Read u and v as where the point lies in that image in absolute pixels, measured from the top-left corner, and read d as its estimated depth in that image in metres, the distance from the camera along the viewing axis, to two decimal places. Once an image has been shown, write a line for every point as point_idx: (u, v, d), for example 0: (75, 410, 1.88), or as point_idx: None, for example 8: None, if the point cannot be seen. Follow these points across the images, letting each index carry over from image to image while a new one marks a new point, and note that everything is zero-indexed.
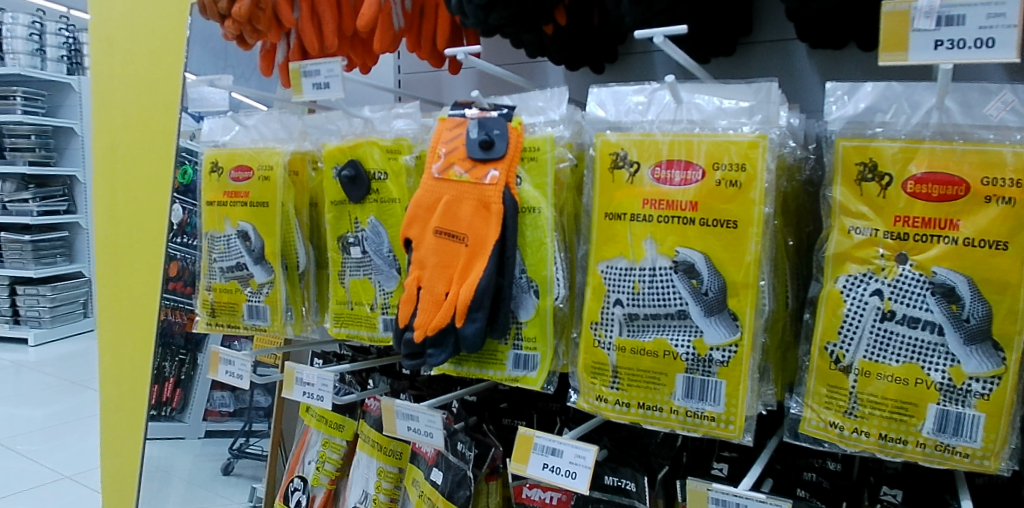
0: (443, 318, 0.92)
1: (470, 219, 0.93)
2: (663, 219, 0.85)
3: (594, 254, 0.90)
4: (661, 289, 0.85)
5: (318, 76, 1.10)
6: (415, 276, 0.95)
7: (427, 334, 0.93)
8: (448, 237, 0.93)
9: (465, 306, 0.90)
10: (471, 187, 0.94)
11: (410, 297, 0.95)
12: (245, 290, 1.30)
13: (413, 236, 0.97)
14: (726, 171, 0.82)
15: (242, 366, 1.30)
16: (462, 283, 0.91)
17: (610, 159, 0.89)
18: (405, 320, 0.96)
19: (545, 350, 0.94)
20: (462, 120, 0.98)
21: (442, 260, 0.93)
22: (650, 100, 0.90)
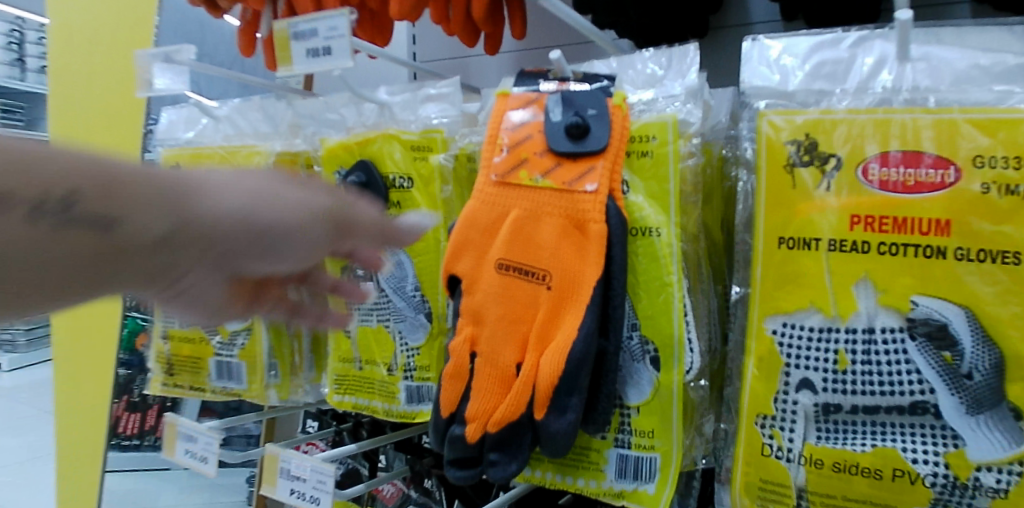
0: (512, 405, 0.58)
1: (554, 248, 0.59)
2: (886, 247, 0.51)
3: (755, 305, 0.56)
4: (883, 366, 0.51)
5: (312, 39, 0.77)
6: (466, 336, 0.61)
7: (487, 430, 0.59)
8: (520, 277, 0.60)
9: (548, 388, 0.56)
10: (554, 197, 0.60)
11: (459, 370, 0.62)
12: (213, 341, 0.96)
13: (462, 274, 0.63)
14: (1000, 168, 0.49)
15: (206, 447, 0.96)
16: (543, 351, 0.57)
17: (785, 151, 0.54)
18: (452, 405, 0.62)
19: (669, 452, 0.60)
20: (535, 96, 0.64)
21: (509, 314, 0.59)
22: (855, 57, 0.55)
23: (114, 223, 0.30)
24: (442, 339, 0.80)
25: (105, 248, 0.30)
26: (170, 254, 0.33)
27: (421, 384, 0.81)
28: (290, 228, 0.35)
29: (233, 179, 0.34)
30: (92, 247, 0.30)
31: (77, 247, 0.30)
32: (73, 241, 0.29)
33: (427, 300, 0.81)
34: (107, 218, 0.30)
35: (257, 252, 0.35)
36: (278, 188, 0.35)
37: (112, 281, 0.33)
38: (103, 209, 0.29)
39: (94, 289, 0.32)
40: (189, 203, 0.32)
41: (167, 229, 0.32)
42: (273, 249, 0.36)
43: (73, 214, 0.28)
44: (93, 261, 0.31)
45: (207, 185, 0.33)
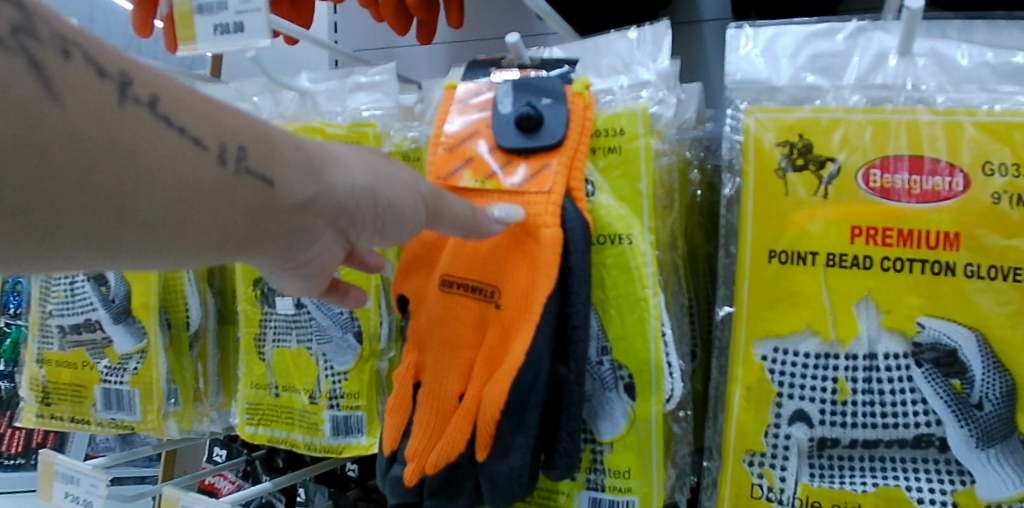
0: (450, 445, 0.49)
1: (502, 260, 0.52)
2: (890, 263, 0.46)
3: (742, 327, 0.49)
4: (886, 396, 0.46)
5: (221, 13, 0.65)
6: (411, 362, 0.54)
7: (425, 473, 0.50)
8: (464, 294, 0.52)
9: (488, 424, 0.48)
10: (503, 201, 0.52)
11: (403, 401, 0.54)
12: (99, 366, 0.79)
13: (410, 292, 0.56)
14: (1010, 176, 0.44)
15: (90, 489, 0.80)
16: (488, 380, 0.49)
17: (775, 153, 0.48)
18: (393, 442, 0.53)
19: (647, 493, 0.52)
20: (482, 87, 0.57)
21: (452, 337, 0.52)
22: (852, 47, 0.49)
23: (273, 178, 0.36)
24: (374, 362, 0.71)
25: (263, 197, 0.36)
26: (307, 218, 0.39)
27: (350, 413, 0.70)
28: (400, 203, 0.43)
29: (354, 162, 0.41)
30: (251, 198, 0.35)
31: (234, 194, 0.34)
32: (232, 187, 0.34)
33: (355, 317, 0.71)
34: (269, 177, 0.36)
35: (376, 229, 0.43)
36: (392, 172, 0.43)
37: (254, 246, 0.38)
38: (264, 165, 0.35)
39: (232, 245, 0.36)
40: (326, 171, 0.39)
41: (310, 193, 0.38)
42: (393, 225, 0.43)
43: (244, 166, 0.34)
44: (264, 230, 0.37)
45: (340, 161, 0.40)
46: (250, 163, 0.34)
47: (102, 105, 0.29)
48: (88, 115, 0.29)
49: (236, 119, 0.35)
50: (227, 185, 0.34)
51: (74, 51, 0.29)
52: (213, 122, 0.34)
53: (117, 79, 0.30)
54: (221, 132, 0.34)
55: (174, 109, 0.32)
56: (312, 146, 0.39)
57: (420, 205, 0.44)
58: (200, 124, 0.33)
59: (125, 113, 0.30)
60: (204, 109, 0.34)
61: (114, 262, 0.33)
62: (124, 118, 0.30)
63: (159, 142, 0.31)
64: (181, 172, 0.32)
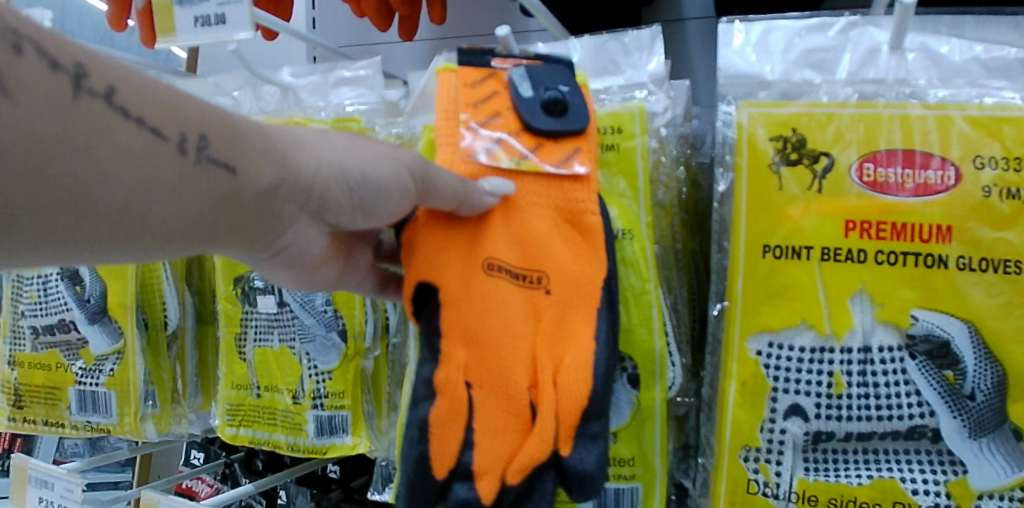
0: (541, 446, 0.45)
1: (552, 242, 0.49)
2: (884, 257, 0.46)
3: (736, 322, 0.49)
4: (881, 389, 0.46)
5: (202, 5, 0.63)
6: (457, 363, 0.46)
7: (505, 482, 0.45)
8: (511, 282, 0.48)
9: (575, 412, 0.45)
10: (545, 184, 0.50)
11: (452, 411, 0.46)
12: (73, 367, 0.76)
13: (437, 281, 0.48)
14: (998, 170, 0.45)
15: (65, 493, 0.77)
16: (560, 370, 0.46)
17: (768, 149, 0.48)
18: (450, 459, 0.45)
19: (652, 480, 0.52)
20: (490, 68, 0.51)
21: (514, 328, 0.47)
22: (844, 41, 0.50)
23: (236, 165, 0.36)
24: (360, 361, 0.70)
25: (227, 186, 0.36)
26: (280, 203, 0.39)
27: (334, 413, 0.69)
28: (377, 178, 0.42)
29: (324, 142, 0.40)
30: (216, 187, 0.35)
31: (195, 187, 0.34)
32: (194, 178, 0.34)
33: (340, 315, 0.69)
34: (231, 165, 0.35)
35: (355, 207, 0.42)
36: (366, 148, 0.42)
37: (215, 236, 0.38)
38: (226, 153, 0.35)
39: (193, 240, 0.36)
40: (294, 153, 0.39)
41: (278, 177, 0.38)
42: (372, 201, 0.43)
43: (206, 156, 0.34)
44: (233, 217, 0.37)
45: (307, 143, 0.40)
46: (211, 152, 0.34)
47: (55, 100, 0.29)
48: (41, 110, 0.29)
49: (193, 107, 0.35)
50: (188, 174, 0.34)
51: (24, 45, 0.29)
52: (170, 110, 0.34)
53: (71, 71, 0.30)
54: (178, 120, 0.34)
55: (129, 99, 0.32)
56: (277, 130, 0.39)
57: (406, 179, 0.43)
58: (158, 115, 0.33)
59: (79, 108, 0.30)
60: (159, 99, 0.34)
61: (84, 259, 0.34)
62: (77, 112, 0.30)
63: (115, 133, 0.31)
64: (140, 163, 0.32)
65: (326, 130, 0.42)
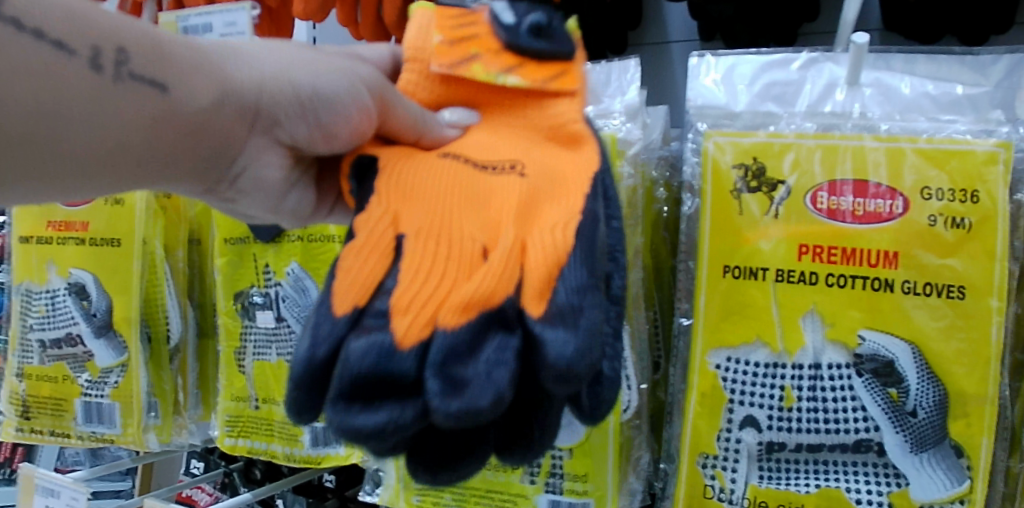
0: (490, 280, 0.31)
1: (529, 146, 0.40)
2: (835, 280, 0.49)
3: (698, 338, 0.52)
4: (830, 402, 0.49)
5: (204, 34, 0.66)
6: (383, 201, 0.35)
7: (436, 330, 0.30)
8: (471, 163, 0.38)
9: (547, 262, 0.32)
10: (525, 103, 0.43)
11: (374, 244, 0.33)
12: (79, 378, 0.79)
13: (379, 154, 0.40)
14: (944, 201, 0.48)
15: (70, 499, 0.80)
16: (531, 228, 0.34)
17: (731, 175, 0.51)
18: (363, 292, 0.32)
19: (604, 497, 0.55)
20: None
21: (469, 186, 0.36)
22: (804, 75, 0.54)
23: (165, 82, 0.31)
24: None
25: (160, 106, 0.32)
26: (226, 123, 0.35)
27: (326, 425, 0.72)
28: (331, 88, 0.37)
29: (266, 51, 0.36)
30: (140, 108, 0.31)
31: (114, 104, 0.31)
32: (111, 95, 0.30)
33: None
34: (155, 80, 0.31)
35: (314, 126, 0.38)
36: (321, 58, 0.38)
37: (143, 169, 0.34)
38: (150, 67, 0.31)
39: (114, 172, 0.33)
40: (235, 62, 0.34)
41: (215, 89, 0.34)
42: (335, 120, 0.38)
43: (127, 72, 0.30)
44: (170, 142, 0.33)
45: (243, 52, 0.35)
46: (132, 67, 0.30)
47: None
48: None
49: (109, 21, 0.31)
50: (107, 96, 0.30)
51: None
52: (76, 23, 0.30)
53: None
54: (87, 33, 0.30)
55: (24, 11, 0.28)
56: (212, 42, 0.35)
57: (364, 92, 0.38)
58: (65, 24, 0.29)
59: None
60: (61, 9, 0.30)
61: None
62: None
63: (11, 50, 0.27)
64: (51, 87, 0.29)
65: (271, 40, 0.37)
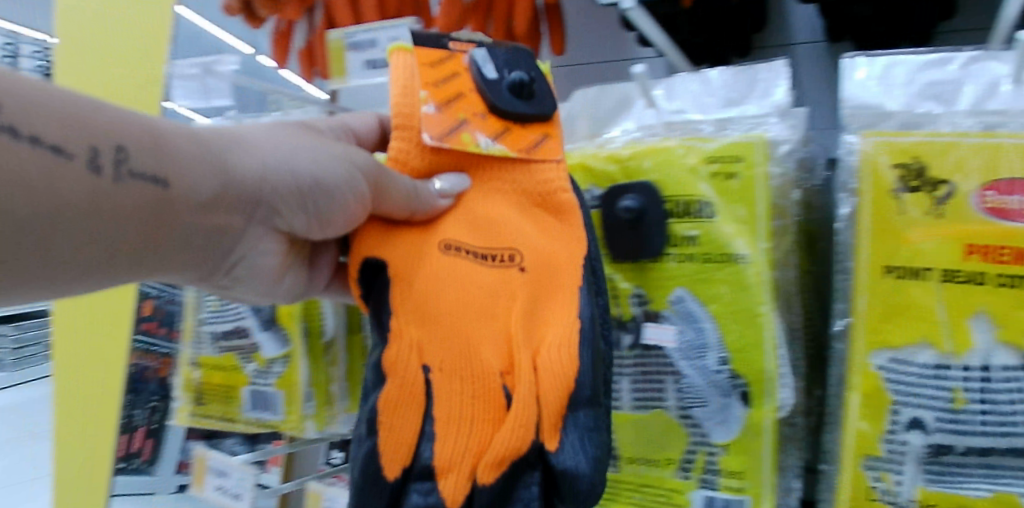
0: (517, 435, 0.48)
1: (518, 225, 0.57)
2: (1005, 280, 0.49)
3: (858, 339, 0.53)
4: (1002, 405, 0.48)
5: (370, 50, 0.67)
6: (410, 341, 0.51)
7: (477, 482, 0.47)
8: (478, 263, 0.55)
9: (555, 390, 0.49)
10: (508, 168, 0.59)
11: (405, 398, 0.50)
12: (248, 368, 0.88)
13: (388, 259, 0.55)
14: None
15: (241, 482, 0.92)
16: (533, 357, 0.51)
17: (889, 176, 0.52)
18: (407, 453, 0.49)
19: (761, 493, 0.56)
20: (458, 54, 0.60)
21: (475, 305, 0.53)
22: (965, 74, 0.53)
23: (163, 178, 0.42)
24: None
25: (158, 197, 0.43)
26: (213, 213, 0.47)
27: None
28: (327, 179, 0.51)
29: (262, 148, 0.48)
30: (148, 197, 0.42)
31: (117, 198, 0.41)
32: (114, 191, 0.41)
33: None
34: (157, 175, 0.42)
35: (299, 204, 0.51)
36: (311, 149, 0.51)
37: (161, 248, 0.45)
38: (146, 165, 0.41)
39: (139, 254, 0.44)
40: (233, 159, 0.46)
41: (216, 185, 0.46)
42: (322, 203, 0.52)
43: (124, 168, 0.41)
44: (178, 226, 0.45)
45: (248, 149, 0.47)
46: (130, 165, 0.41)
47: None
48: None
49: (104, 120, 0.41)
50: (105, 189, 0.40)
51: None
52: (77, 129, 0.39)
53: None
54: (87, 136, 0.40)
55: (33, 127, 0.37)
56: (213, 135, 0.46)
57: (358, 179, 0.52)
58: (63, 133, 0.39)
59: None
60: (63, 116, 0.39)
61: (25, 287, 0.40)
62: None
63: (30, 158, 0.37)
64: (54, 182, 0.38)
65: (266, 129, 0.50)
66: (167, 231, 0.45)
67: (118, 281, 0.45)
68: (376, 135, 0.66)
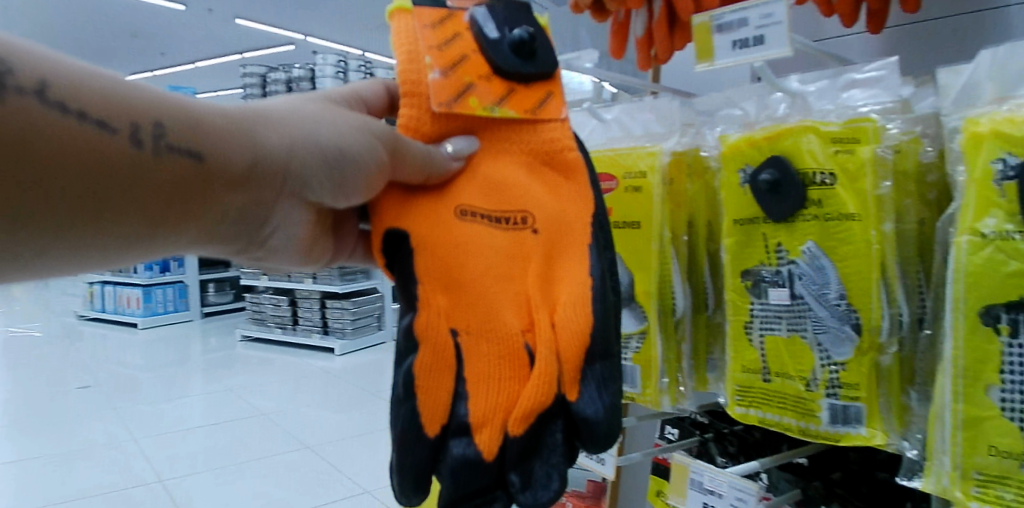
0: (542, 390, 0.49)
1: (527, 188, 0.57)
2: None
3: None
4: None
5: (739, 29, 0.57)
6: (439, 308, 0.51)
7: (508, 434, 0.49)
8: (492, 223, 0.55)
9: (576, 349, 0.51)
10: (512, 130, 0.59)
11: (440, 362, 0.50)
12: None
13: (412, 229, 0.53)
14: None
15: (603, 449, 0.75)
16: (551, 314, 0.53)
17: None
18: (442, 414, 0.49)
19: None
20: (458, 15, 0.58)
21: (495, 269, 0.53)
22: None
23: (199, 152, 0.42)
24: (876, 356, 0.57)
25: (196, 171, 0.42)
26: (244, 187, 0.45)
27: (848, 403, 0.57)
28: (353, 150, 0.48)
29: (285, 121, 0.47)
30: (180, 172, 0.42)
31: (153, 170, 0.41)
32: (152, 164, 0.41)
33: (854, 309, 0.57)
34: (192, 150, 0.42)
35: (329, 178, 0.49)
36: (338, 122, 0.49)
37: (187, 219, 0.44)
38: (184, 139, 0.42)
39: (174, 224, 0.43)
40: (259, 132, 0.45)
41: (248, 157, 0.45)
42: (350, 176, 0.49)
43: (162, 143, 0.41)
44: (209, 197, 0.44)
45: (270, 122, 0.46)
46: (168, 140, 0.41)
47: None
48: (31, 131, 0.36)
49: (141, 100, 0.41)
50: (144, 162, 0.40)
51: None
52: (116, 106, 0.40)
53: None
54: (129, 113, 0.40)
55: (65, 93, 0.37)
56: (241, 111, 0.46)
57: (381, 146, 0.50)
58: (105, 109, 0.39)
59: (11, 109, 0.35)
60: (100, 96, 0.39)
61: (66, 256, 0.40)
62: (11, 114, 0.35)
63: (52, 130, 0.36)
64: (93, 155, 0.38)
65: (290, 103, 0.48)
66: (197, 208, 0.44)
67: (123, 261, 0.43)
68: (383, 102, 0.60)
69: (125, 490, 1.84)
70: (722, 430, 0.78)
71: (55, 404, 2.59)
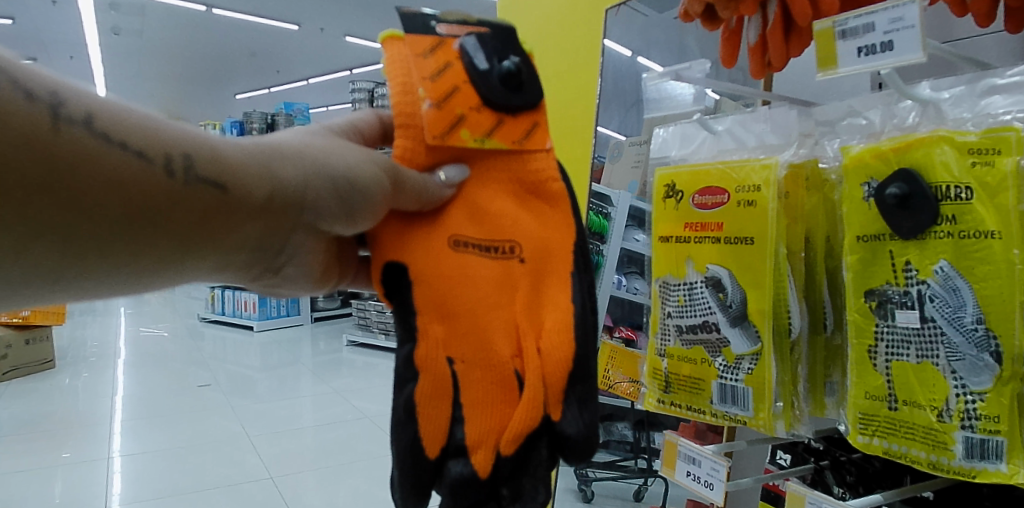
0: (529, 415, 0.53)
1: (515, 216, 0.59)
2: None
3: None
4: None
5: (865, 34, 0.54)
6: (435, 338, 0.54)
7: (500, 454, 0.52)
8: (482, 254, 0.57)
9: (561, 372, 0.54)
10: (502, 160, 0.60)
11: (439, 390, 0.53)
12: (714, 362, 0.68)
13: (409, 261, 0.56)
14: None
15: (711, 472, 0.70)
16: (537, 340, 0.55)
17: None
18: (441, 436, 0.53)
19: None
20: (448, 42, 0.59)
21: (487, 299, 0.55)
22: None
23: (223, 184, 0.42)
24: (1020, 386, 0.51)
25: (218, 202, 0.42)
26: (259, 221, 0.45)
27: (986, 437, 0.52)
28: (362, 181, 0.49)
29: (296, 149, 0.47)
30: (208, 204, 0.42)
31: (188, 200, 0.41)
32: (186, 193, 0.41)
33: (994, 335, 0.52)
34: (220, 182, 0.42)
35: (341, 210, 0.49)
36: (344, 151, 0.49)
37: (212, 242, 0.44)
38: (211, 172, 0.41)
39: (210, 240, 0.44)
40: (278, 165, 0.45)
41: (266, 190, 0.45)
42: (359, 206, 0.50)
43: (193, 173, 0.41)
44: (240, 221, 0.44)
45: (285, 153, 0.46)
46: (198, 171, 0.41)
47: (36, 130, 0.35)
48: (85, 161, 0.37)
49: (173, 131, 0.41)
50: (179, 191, 0.40)
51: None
52: (149, 136, 0.40)
53: (48, 100, 0.35)
54: (163, 144, 0.40)
55: (107, 124, 0.37)
56: (257, 148, 0.45)
57: (384, 178, 0.51)
58: (145, 140, 0.39)
59: (63, 138, 0.36)
60: (136, 127, 0.39)
61: (105, 281, 0.41)
62: (62, 142, 0.36)
63: (100, 157, 0.37)
64: (135, 184, 0.39)
65: (298, 135, 0.49)
66: (224, 237, 0.44)
67: (149, 288, 0.44)
68: (378, 132, 0.60)
69: (238, 485, 1.95)
70: (838, 457, 0.73)
71: (180, 399, 2.82)
